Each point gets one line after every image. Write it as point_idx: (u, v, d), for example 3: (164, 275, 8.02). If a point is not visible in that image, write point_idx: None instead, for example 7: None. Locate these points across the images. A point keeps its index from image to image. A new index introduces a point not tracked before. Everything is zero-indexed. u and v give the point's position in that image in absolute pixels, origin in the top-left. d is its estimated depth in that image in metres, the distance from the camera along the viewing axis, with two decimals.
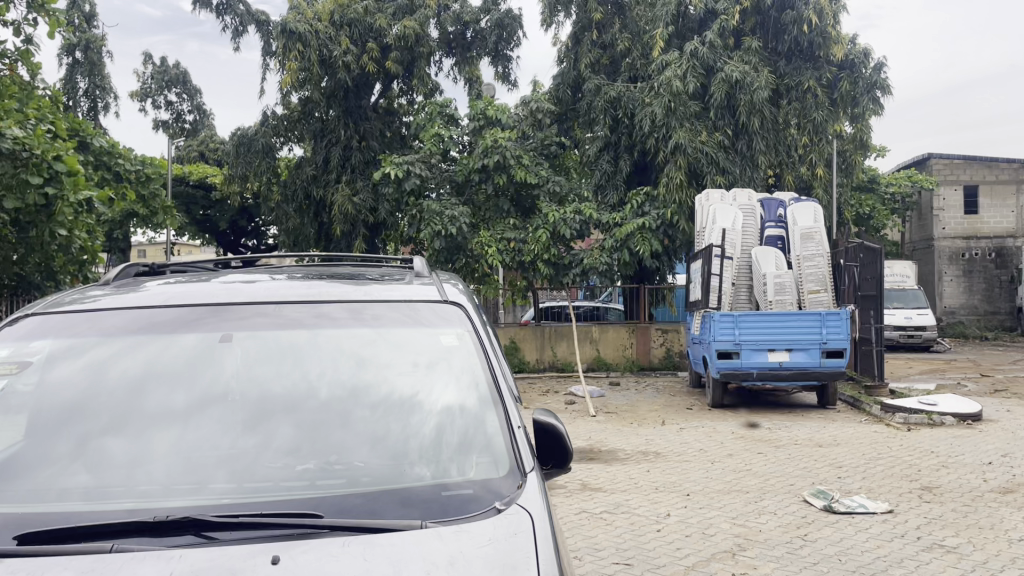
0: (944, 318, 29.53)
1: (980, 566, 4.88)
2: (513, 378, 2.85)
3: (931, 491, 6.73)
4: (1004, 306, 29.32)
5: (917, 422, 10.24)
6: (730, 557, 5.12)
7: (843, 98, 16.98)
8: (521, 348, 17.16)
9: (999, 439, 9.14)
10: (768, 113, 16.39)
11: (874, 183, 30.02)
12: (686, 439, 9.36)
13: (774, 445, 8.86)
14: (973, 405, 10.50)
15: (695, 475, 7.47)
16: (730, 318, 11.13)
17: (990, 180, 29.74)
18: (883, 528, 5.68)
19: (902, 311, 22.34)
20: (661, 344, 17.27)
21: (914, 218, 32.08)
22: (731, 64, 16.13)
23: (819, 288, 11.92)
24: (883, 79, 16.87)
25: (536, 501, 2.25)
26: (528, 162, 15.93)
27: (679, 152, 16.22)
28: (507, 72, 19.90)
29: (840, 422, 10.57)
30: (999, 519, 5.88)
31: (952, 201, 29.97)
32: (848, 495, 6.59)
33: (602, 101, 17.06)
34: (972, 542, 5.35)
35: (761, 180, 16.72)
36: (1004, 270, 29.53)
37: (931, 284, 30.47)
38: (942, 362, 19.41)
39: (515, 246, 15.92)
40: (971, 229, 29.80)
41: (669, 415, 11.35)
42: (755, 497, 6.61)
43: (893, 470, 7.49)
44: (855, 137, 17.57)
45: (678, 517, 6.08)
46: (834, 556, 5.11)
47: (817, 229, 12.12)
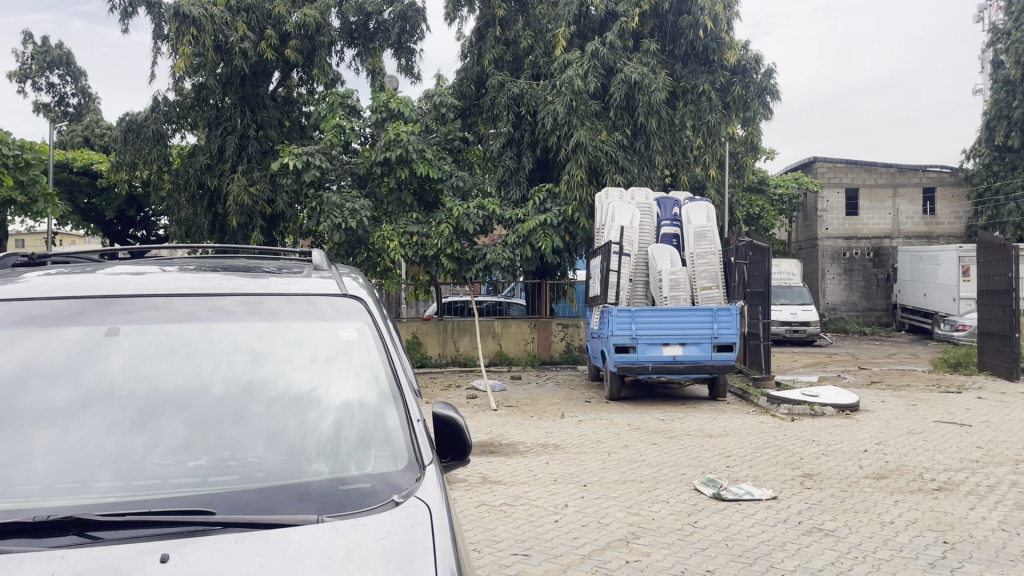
0: (826, 314, 31.14)
1: (854, 547, 5.19)
2: (413, 373, 2.87)
3: (811, 478, 7.10)
4: (881, 303, 31.08)
5: (800, 413, 10.77)
6: (624, 545, 5.28)
7: (735, 102, 17.65)
8: (422, 343, 17.15)
9: (875, 428, 9.72)
10: (664, 114, 16.79)
11: (763, 185, 31.36)
12: (583, 431, 9.56)
13: (668, 436, 9.15)
14: (851, 397, 11.11)
15: (592, 466, 7.65)
16: (626, 314, 11.38)
17: (869, 184, 31.47)
18: (767, 514, 5.97)
19: (788, 308, 23.44)
20: (562, 338, 17.55)
21: (800, 219, 33.66)
22: (630, 66, 16.45)
23: (711, 285, 12.28)
24: (772, 85, 17.68)
25: (434, 493, 2.27)
26: (430, 157, 15.83)
27: (579, 150, 16.39)
28: (410, 65, 19.81)
29: (729, 413, 11.00)
30: (872, 503, 6.27)
31: (835, 203, 31.59)
32: (735, 483, 6.89)
33: (505, 98, 17.20)
34: (847, 525, 5.68)
35: (657, 179, 17.18)
36: (881, 269, 31.30)
37: (815, 282, 32.01)
38: (824, 355, 20.48)
39: (417, 240, 15.81)
40: (851, 230, 31.50)
41: (568, 408, 11.56)
42: (648, 487, 6.82)
43: (778, 459, 7.87)
44: (746, 140, 18.28)
45: (575, 507, 6.22)
46: (721, 542, 5.34)
47: (709, 229, 12.63)
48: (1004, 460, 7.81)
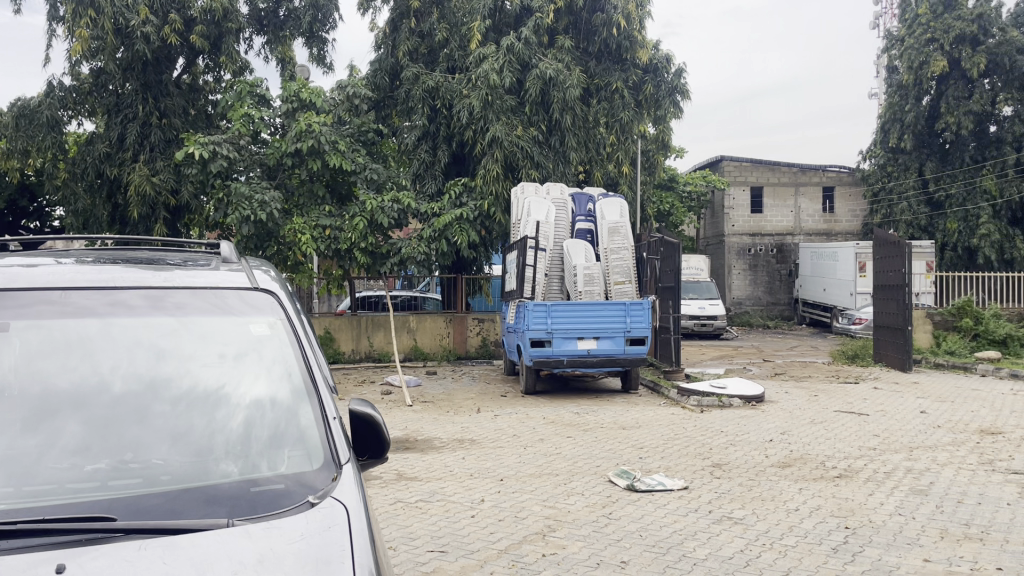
0: (732, 308, 32.21)
1: (762, 534, 5.35)
2: (328, 369, 2.79)
3: (720, 468, 7.28)
4: (783, 297, 32.39)
5: (708, 405, 11.06)
6: (541, 538, 5.29)
7: (647, 100, 17.96)
8: (335, 339, 16.84)
9: (779, 418, 10.07)
10: (579, 111, 16.93)
11: (673, 182, 32.07)
12: (498, 425, 9.56)
13: (582, 428, 9.25)
14: (757, 388, 11.46)
15: (508, 460, 7.65)
16: (542, 308, 11.44)
17: (773, 182, 32.55)
18: (679, 504, 6.09)
19: (697, 302, 24.05)
20: (477, 332, 17.53)
21: (708, 216, 34.60)
22: (545, 62, 16.53)
23: (624, 280, 12.53)
24: (682, 84, 18.10)
25: (351, 493, 2.21)
26: (344, 149, 15.51)
27: (495, 145, 16.39)
28: (322, 55, 19.39)
29: (641, 405, 11.20)
30: (778, 491, 6.48)
31: (741, 201, 32.56)
32: (648, 474, 7.01)
33: (420, 91, 17.05)
34: (754, 513, 5.85)
35: (572, 175, 17.31)
36: (783, 264, 32.50)
37: (722, 277, 32.95)
38: (730, 348, 21.11)
39: (330, 234, 15.47)
40: (756, 227, 32.57)
41: (484, 403, 11.54)
42: (563, 480, 6.87)
43: (688, 449, 8.05)
44: (657, 138, 18.63)
45: (491, 502, 6.20)
46: (635, 533, 5.41)
47: (622, 224, 12.82)
48: (899, 446, 8.20)
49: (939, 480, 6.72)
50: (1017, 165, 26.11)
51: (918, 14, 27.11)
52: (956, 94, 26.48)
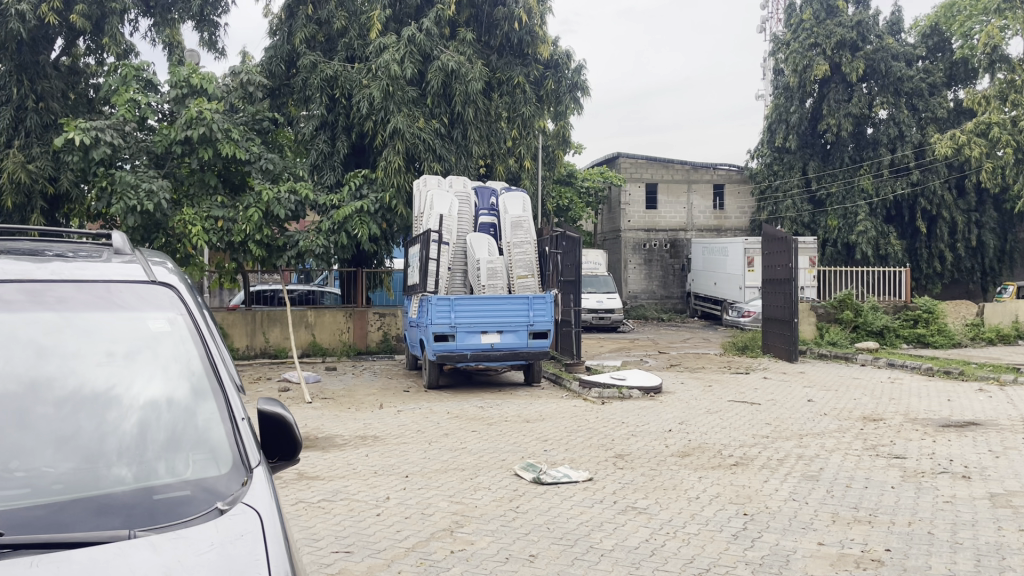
0: (628, 301, 32.97)
1: (666, 524, 5.45)
2: (232, 367, 2.65)
3: (623, 459, 7.40)
4: (677, 291, 33.42)
5: (609, 396, 11.24)
6: (449, 535, 5.24)
7: (548, 96, 18.07)
8: (229, 335, 16.27)
9: (677, 408, 10.34)
10: (481, 104, 16.89)
11: (572, 177, 32.44)
12: (402, 421, 9.42)
13: (486, 422, 9.24)
14: (655, 379, 11.73)
15: (412, 456, 7.55)
16: (445, 302, 11.36)
17: (667, 179, 33.42)
18: (585, 496, 6.15)
19: (595, 296, 24.46)
20: (378, 327, 17.27)
21: (605, 211, 35.23)
22: (447, 54, 16.41)
23: (527, 274, 12.58)
24: (582, 80, 18.31)
25: (263, 497, 2.10)
26: (237, 138, 14.93)
27: (396, 137, 16.17)
28: (213, 39, 18.64)
29: (544, 398, 11.28)
30: (679, 480, 6.64)
31: (636, 197, 33.29)
32: (554, 466, 7.05)
33: (318, 79, 16.61)
34: (657, 502, 5.97)
35: (474, 169, 17.25)
36: (677, 259, 33.50)
37: (618, 272, 33.64)
38: (627, 341, 21.59)
39: (223, 226, 14.89)
40: (650, 222, 33.39)
41: (386, 398, 11.36)
42: (469, 474, 6.83)
43: (592, 441, 8.16)
44: (558, 134, 18.79)
45: (397, 499, 6.10)
46: (543, 525, 5.43)
47: (525, 219, 12.86)
48: (790, 434, 8.56)
49: (828, 466, 7.04)
50: (892, 166, 27.61)
51: (803, 19, 28.29)
52: (837, 97, 27.95)
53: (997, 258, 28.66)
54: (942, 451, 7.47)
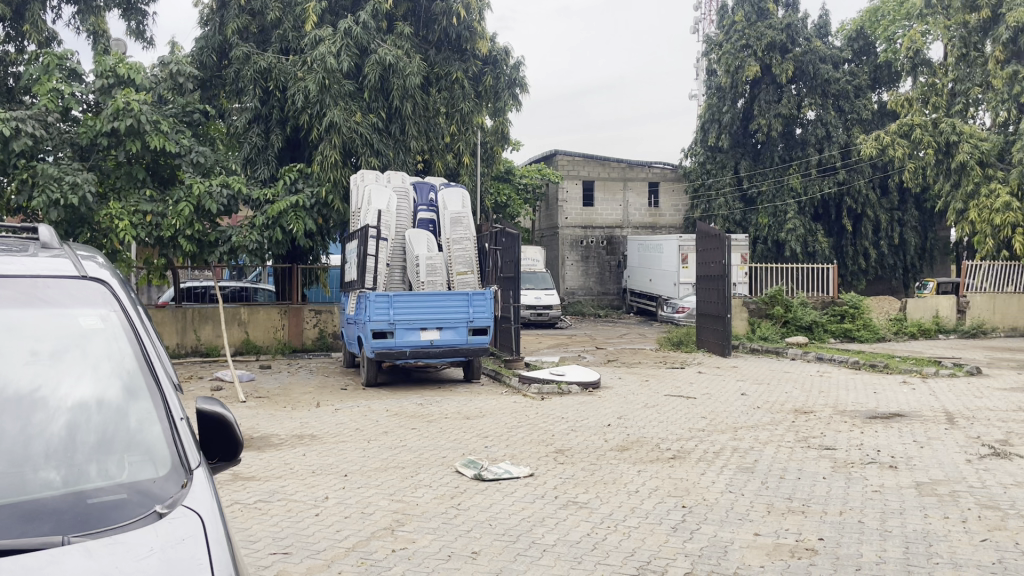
0: (565, 298, 33.19)
1: (607, 517, 5.49)
2: (168, 366, 2.56)
3: (563, 454, 7.45)
4: (613, 288, 33.81)
5: (549, 392, 11.29)
6: (390, 534, 5.18)
7: (486, 92, 18.05)
8: (158, 332, 15.83)
9: (615, 403, 10.45)
10: (419, 99, 16.77)
11: (510, 174, 32.47)
12: (339, 419, 9.30)
13: (426, 420, 9.18)
14: (593, 374, 11.83)
15: (351, 455, 7.45)
16: (384, 299, 11.23)
17: (603, 177, 33.74)
18: (526, 491, 6.16)
19: (533, 292, 24.55)
20: (314, 325, 17.00)
21: (542, 208, 35.40)
22: (384, 48, 16.25)
23: (466, 270, 12.57)
24: (521, 77, 18.35)
25: (204, 500, 2.03)
26: (167, 130, 14.46)
27: (333, 130, 15.93)
28: (141, 29, 18.06)
29: (483, 395, 11.27)
30: (619, 474, 6.72)
31: (573, 194, 33.52)
32: (494, 463, 7.04)
33: (251, 71, 16.24)
34: (598, 496, 6.02)
35: (412, 164, 17.10)
36: (613, 256, 33.88)
37: (555, 268, 33.84)
38: (565, 337, 21.75)
39: (152, 220, 14.43)
40: (587, 219, 33.69)
41: (323, 396, 11.19)
42: (410, 472, 6.77)
43: (532, 436, 8.18)
44: (496, 130, 18.81)
45: (336, 498, 6.01)
46: (484, 522, 5.42)
47: (464, 215, 12.86)
48: (725, 427, 8.74)
49: (762, 458, 7.21)
50: (819, 165, 28.40)
51: (735, 20, 28.88)
52: (768, 97, 28.65)
53: (917, 256, 29.79)
54: (869, 442, 7.72)
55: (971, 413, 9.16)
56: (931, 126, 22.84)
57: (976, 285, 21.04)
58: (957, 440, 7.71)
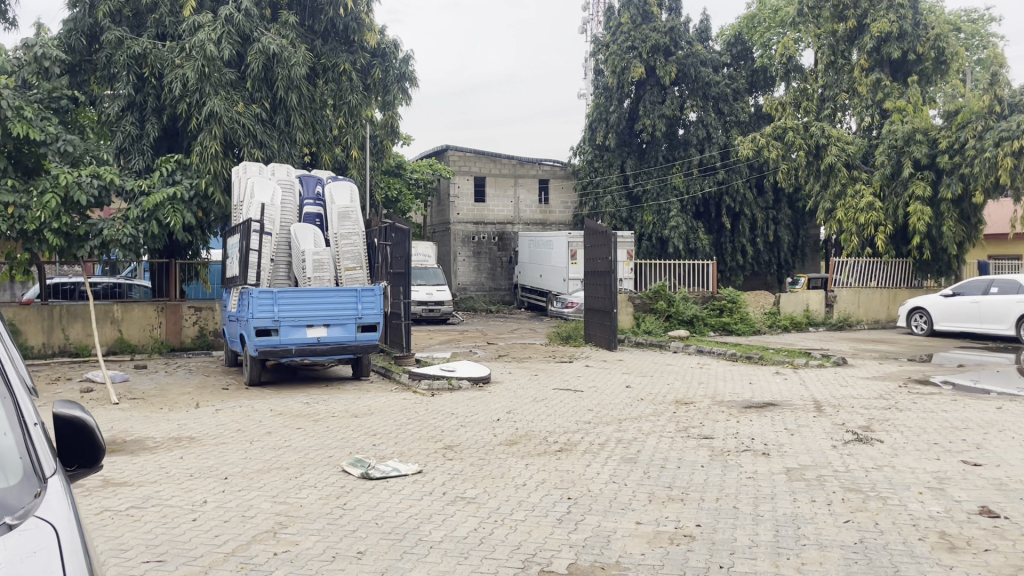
0: (457, 294, 33.19)
1: (494, 512, 5.52)
2: (22, 368, 2.40)
3: (452, 450, 7.43)
4: (504, 283, 34.06)
5: (439, 388, 11.25)
6: (272, 537, 5.04)
7: (375, 85, 17.82)
8: (22, 332, 14.83)
9: (504, 398, 10.53)
10: (305, 90, 16.35)
11: (400, 169, 32.09)
12: (220, 421, 8.97)
13: (311, 419, 8.98)
14: (483, 369, 11.86)
15: (232, 457, 7.20)
16: (268, 295, 10.93)
17: (494, 173, 33.88)
18: (414, 488, 6.11)
19: (425, 288, 24.42)
20: (194, 322, 16.33)
21: (434, 203, 35.23)
22: (268, 37, 15.76)
23: (354, 266, 12.41)
24: (410, 70, 18.14)
25: (60, 510, 1.91)
26: (31, 116, 13.51)
27: (213, 120, 15.35)
28: (2, 8, 16.84)
29: (372, 392, 11.12)
30: (507, 468, 6.76)
31: (465, 190, 33.49)
32: (382, 460, 6.96)
33: (125, 56, 15.41)
34: (486, 491, 6.05)
35: (298, 157, 16.67)
36: (504, 252, 34.11)
37: (447, 264, 33.77)
38: (456, 333, 21.73)
39: (13, 212, 13.46)
40: (479, 215, 33.74)
41: (203, 397, 10.77)
42: (294, 473, 6.61)
43: (421, 433, 8.14)
44: (386, 124, 18.60)
45: (216, 502, 5.80)
46: (371, 521, 5.35)
47: (353, 209, 12.59)
48: (610, 419, 8.94)
49: (645, 448, 7.42)
50: (700, 166, 29.47)
51: (621, 22, 29.52)
52: (652, 99, 29.50)
53: (790, 253, 31.34)
54: (745, 431, 8.07)
55: (837, 402, 9.72)
56: (802, 130, 23.98)
57: (843, 280, 22.22)
58: (825, 427, 8.16)
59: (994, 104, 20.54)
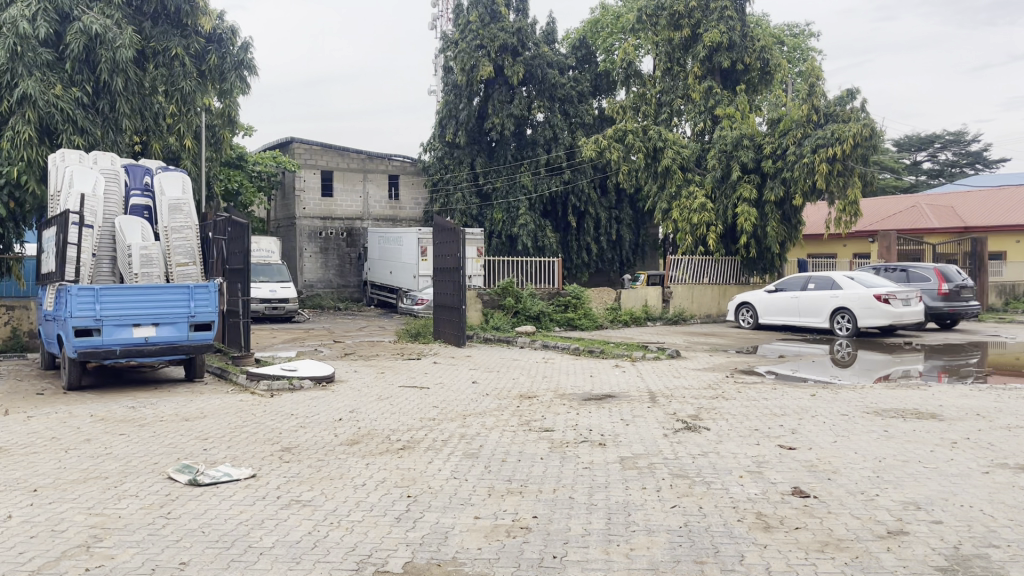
0: (304, 291, 32.28)
1: (329, 514, 5.38)
2: None
3: (289, 451, 7.21)
4: (353, 280, 33.46)
5: (279, 388, 10.87)
6: (83, 551, 4.68)
7: (210, 71, 17.02)
8: None
9: (347, 397, 10.32)
10: (133, 75, 15.35)
11: (241, 161, 30.74)
12: (32, 428, 8.26)
13: (136, 424, 8.44)
14: (327, 369, 11.58)
15: (44, 467, 6.65)
16: (89, 293, 10.19)
17: (342, 167, 33.15)
18: (245, 493, 5.86)
19: (267, 285, 23.58)
20: (5, 322, 14.99)
21: (278, 197, 34.07)
22: (90, 16, 14.71)
23: (187, 262, 11.73)
24: (249, 59, 17.39)
25: None
26: None
27: (27, 104, 14.13)
28: None
29: (206, 394, 10.59)
30: (346, 468, 6.62)
31: (311, 183, 32.51)
32: (212, 466, 6.63)
33: None
34: (322, 493, 5.89)
35: (126, 146, 15.60)
36: (353, 248, 33.52)
37: (292, 260, 32.74)
38: (301, 331, 21.08)
39: None
40: (326, 210, 32.90)
41: (13, 403, 9.89)
42: (114, 482, 6.18)
43: (256, 436, 7.83)
44: (223, 113, 17.81)
45: (21, 517, 5.32)
46: (196, 530, 5.07)
47: (185, 202, 12.02)
48: (454, 415, 8.95)
49: (487, 443, 7.49)
50: (547, 165, 30.15)
51: (470, 20, 29.62)
52: (501, 98, 29.81)
53: (632, 250, 32.61)
54: (583, 422, 8.31)
55: (670, 392, 10.20)
56: (642, 134, 24.88)
57: (678, 276, 23.40)
58: (658, 417, 8.53)
59: (811, 113, 22.49)
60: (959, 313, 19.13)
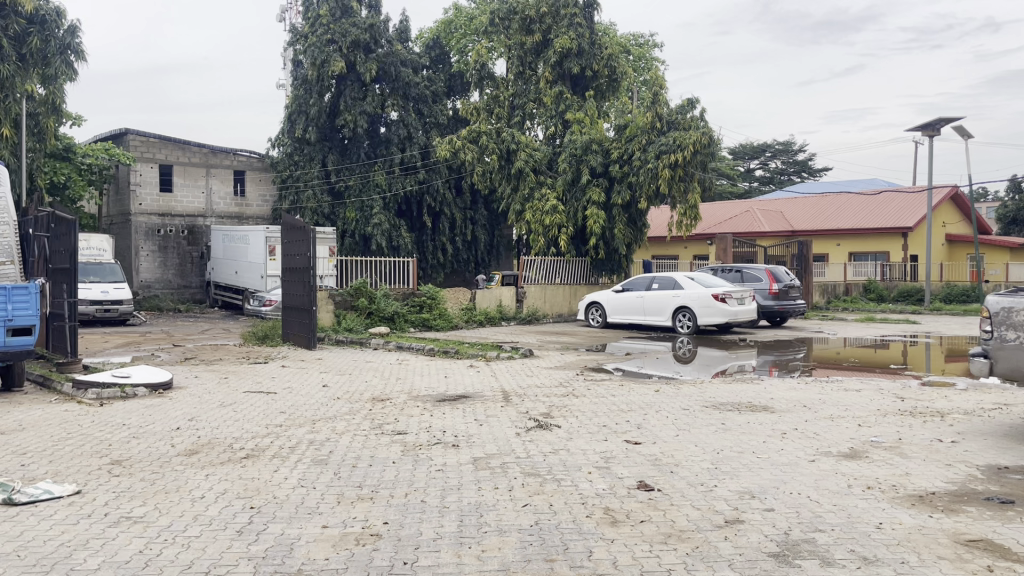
0: (139, 292, 30.34)
1: (164, 530, 5.05)
2: None
3: (119, 464, 6.72)
4: (195, 280, 31.78)
5: (109, 397, 10.11)
6: None
7: (33, 55, 16.01)
8: None
9: (187, 404, 9.75)
10: None
11: (69, 152, 28.54)
12: None
13: None
14: (164, 375, 10.92)
15: None
16: None
17: (182, 161, 31.44)
18: (69, 512, 5.40)
19: (98, 286, 22.03)
20: None
21: (111, 192, 31.91)
22: None
23: (4, 261, 10.79)
24: (76, 44, 16.40)
25: None
26: None
27: None
28: None
29: (25, 405, 9.72)
30: (183, 480, 6.24)
31: (148, 178, 30.62)
32: (30, 483, 6.07)
33: None
34: (157, 508, 5.52)
35: None
36: (195, 247, 31.89)
37: (127, 258, 30.72)
38: (137, 335, 19.78)
39: None
40: (164, 207, 31.07)
41: None
42: None
43: (83, 449, 7.24)
44: (47, 101, 16.67)
45: None
46: (10, 554, 4.61)
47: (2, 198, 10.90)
48: (303, 420, 8.66)
49: (337, 448, 7.28)
50: (401, 164, 29.88)
51: (320, 14, 28.85)
52: (353, 95, 29.17)
53: (487, 251, 32.85)
54: (437, 424, 8.24)
55: (523, 391, 10.31)
56: (495, 135, 25.14)
57: (531, 277, 23.79)
58: (510, 417, 8.58)
59: (655, 121, 23.33)
60: (788, 312, 20.51)
